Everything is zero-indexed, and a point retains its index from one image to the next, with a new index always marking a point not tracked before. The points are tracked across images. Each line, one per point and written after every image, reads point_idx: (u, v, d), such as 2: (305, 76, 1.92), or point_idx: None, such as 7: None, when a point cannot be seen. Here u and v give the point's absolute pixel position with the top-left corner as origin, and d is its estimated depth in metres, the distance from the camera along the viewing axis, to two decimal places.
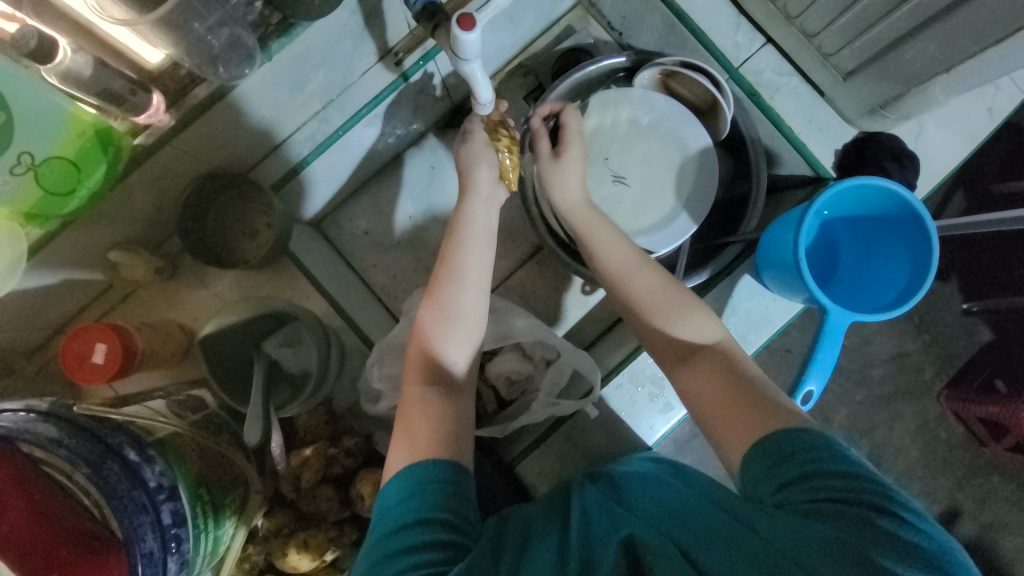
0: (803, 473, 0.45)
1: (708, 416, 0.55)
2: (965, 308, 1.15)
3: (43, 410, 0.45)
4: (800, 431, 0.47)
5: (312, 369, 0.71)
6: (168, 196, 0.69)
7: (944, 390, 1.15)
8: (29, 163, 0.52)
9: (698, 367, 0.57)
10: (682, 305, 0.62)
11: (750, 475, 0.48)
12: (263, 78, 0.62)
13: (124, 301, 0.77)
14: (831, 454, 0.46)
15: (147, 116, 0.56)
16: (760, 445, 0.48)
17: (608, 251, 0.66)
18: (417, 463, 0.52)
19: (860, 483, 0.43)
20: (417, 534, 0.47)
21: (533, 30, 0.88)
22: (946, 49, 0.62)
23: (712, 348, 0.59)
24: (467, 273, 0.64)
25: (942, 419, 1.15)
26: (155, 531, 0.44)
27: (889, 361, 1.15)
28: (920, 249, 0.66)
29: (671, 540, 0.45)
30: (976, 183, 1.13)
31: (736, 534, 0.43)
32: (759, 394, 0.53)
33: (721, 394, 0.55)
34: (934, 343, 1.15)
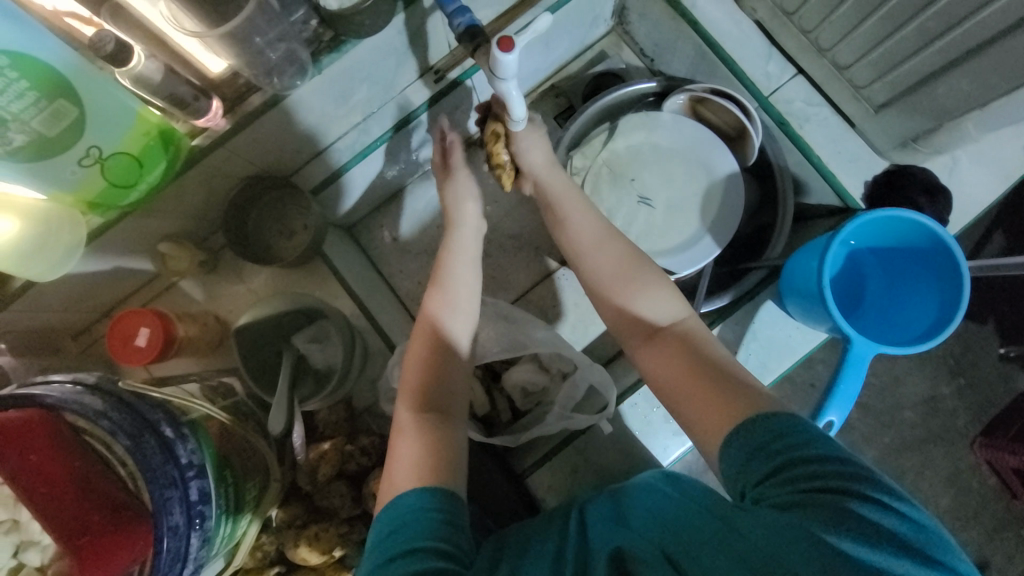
0: (780, 463, 0.44)
1: (683, 406, 0.55)
2: (1004, 352, 1.11)
3: (89, 383, 0.48)
4: (773, 416, 0.48)
5: (336, 366, 0.74)
6: (217, 194, 0.74)
7: (978, 438, 1.09)
8: (97, 157, 0.56)
9: (664, 351, 0.59)
10: (644, 279, 0.63)
11: (731, 468, 0.48)
12: (312, 91, 0.66)
13: (167, 291, 0.81)
14: (806, 441, 0.45)
15: (206, 119, 0.61)
16: (735, 433, 0.49)
17: (578, 219, 0.68)
18: (408, 494, 0.52)
19: (835, 468, 0.43)
20: (411, 562, 0.46)
21: (568, 53, 0.91)
22: (980, 85, 0.62)
23: (673, 327, 0.60)
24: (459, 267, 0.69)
25: (976, 468, 1.10)
26: (182, 506, 0.46)
27: (921, 404, 1.10)
28: (949, 284, 0.65)
29: (657, 547, 0.44)
30: (1016, 224, 1.10)
31: (722, 536, 0.42)
32: (726, 375, 0.54)
33: (690, 379, 0.55)
34: (968, 387, 1.11)
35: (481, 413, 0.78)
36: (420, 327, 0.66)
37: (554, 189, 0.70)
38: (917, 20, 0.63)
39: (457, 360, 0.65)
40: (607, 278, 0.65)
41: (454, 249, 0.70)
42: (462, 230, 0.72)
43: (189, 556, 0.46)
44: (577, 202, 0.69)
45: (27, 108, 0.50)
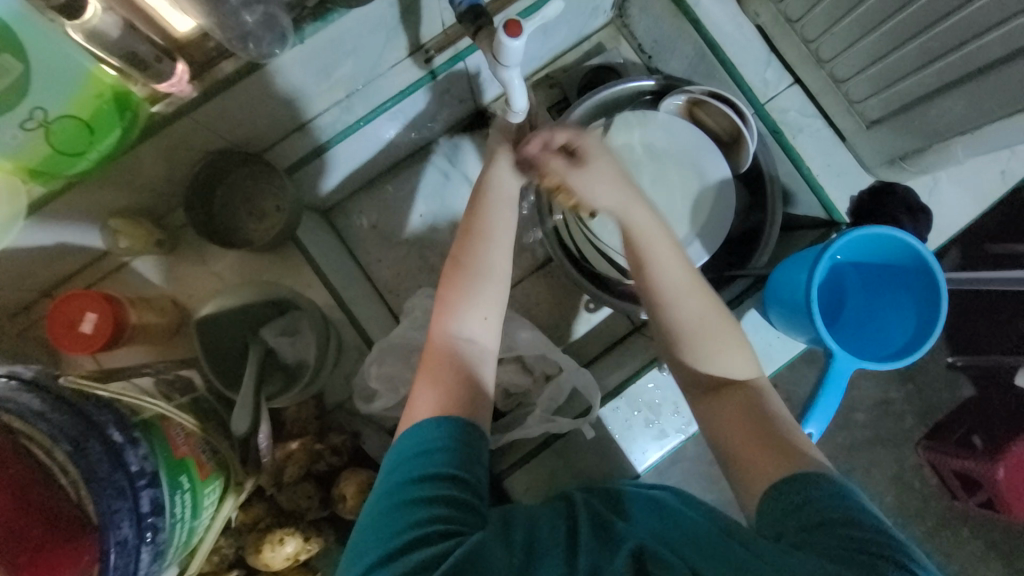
0: (823, 519, 0.44)
1: (735, 457, 0.53)
2: (950, 361, 1.17)
3: (27, 378, 0.42)
4: (826, 476, 0.47)
5: (308, 361, 0.69)
6: (179, 167, 0.67)
7: (922, 440, 1.16)
8: (42, 120, 0.51)
9: (729, 402, 0.56)
10: (724, 337, 0.59)
11: (771, 517, 0.47)
12: (293, 60, 0.60)
13: (118, 271, 0.73)
14: (852, 504, 0.45)
15: (169, 84, 0.54)
16: (790, 483, 0.47)
17: (663, 266, 0.60)
18: (438, 421, 0.51)
19: (880, 536, 0.42)
20: (429, 489, 0.47)
21: (565, 43, 0.88)
22: (974, 109, 0.63)
23: (747, 385, 0.58)
24: (494, 260, 0.61)
25: (919, 469, 1.16)
26: (132, 519, 0.41)
27: (874, 407, 1.16)
28: (928, 302, 0.66)
29: (686, 563, 0.44)
30: (975, 242, 1.15)
31: (752, 565, 0.42)
32: (789, 436, 0.53)
33: (751, 433, 0.53)
34: (918, 393, 1.17)
35: None
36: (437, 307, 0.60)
37: (637, 223, 0.61)
38: (920, 39, 0.63)
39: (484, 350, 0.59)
40: (670, 288, 0.59)
41: (485, 242, 0.61)
42: (496, 218, 0.63)
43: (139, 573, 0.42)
44: (664, 240, 0.61)
45: None
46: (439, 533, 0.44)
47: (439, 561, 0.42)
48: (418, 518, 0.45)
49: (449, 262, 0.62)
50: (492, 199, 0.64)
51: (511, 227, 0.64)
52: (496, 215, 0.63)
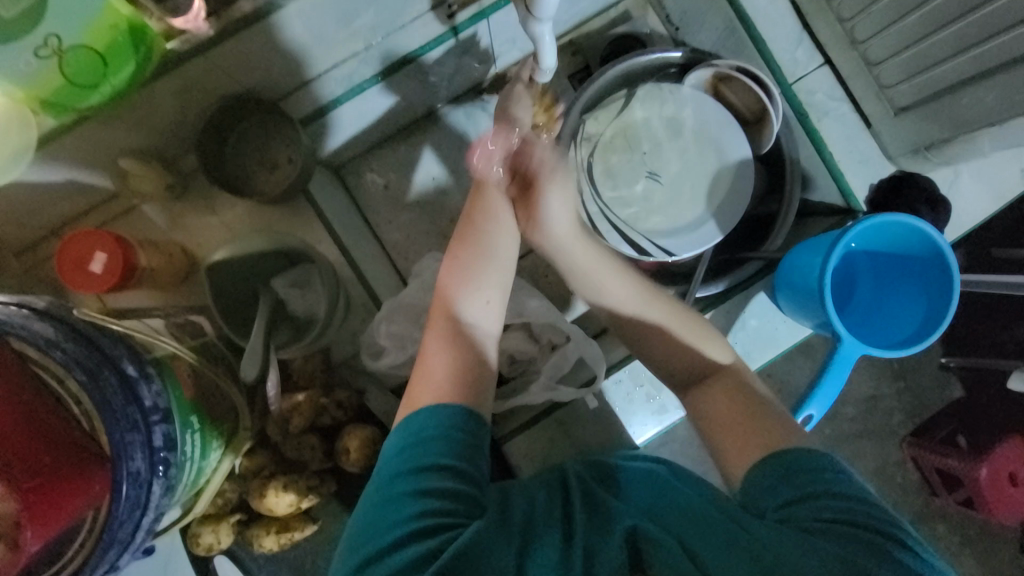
0: (809, 492, 0.48)
1: (716, 437, 0.58)
2: (943, 361, 1.18)
3: (39, 308, 0.41)
4: (807, 451, 0.50)
5: (318, 315, 0.69)
6: (193, 109, 0.65)
7: (908, 436, 1.17)
8: (56, 48, 0.50)
9: (719, 388, 0.61)
10: (697, 330, 0.65)
11: (757, 486, 0.50)
12: (311, 5, 0.58)
13: (128, 214, 0.73)
14: (833, 476, 0.48)
15: (184, 19, 0.53)
16: (770, 461, 0.51)
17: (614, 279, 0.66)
18: (445, 405, 0.53)
19: (860, 503, 0.47)
20: (429, 481, 0.48)
21: (592, 8, 0.85)
22: (1005, 100, 0.62)
23: (728, 370, 0.63)
24: (501, 219, 0.66)
25: (902, 464, 1.18)
26: (145, 452, 0.41)
27: (862, 403, 1.18)
28: (939, 294, 0.67)
29: (675, 537, 0.46)
30: None
31: (737, 537, 0.45)
32: (764, 411, 0.57)
33: (731, 415, 0.59)
34: (907, 390, 1.18)
35: None
36: (451, 259, 0.64)
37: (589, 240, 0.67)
38: (957, 25, 0.61)
39: (487, 323, 0.62)
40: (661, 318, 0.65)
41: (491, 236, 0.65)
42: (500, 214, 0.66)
43: (151, 505, 0.42)
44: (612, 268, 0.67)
45: None
46: (441, 523, 0.46)
47: (444, 550, 0.44)
48: (420, 510, 0.46)
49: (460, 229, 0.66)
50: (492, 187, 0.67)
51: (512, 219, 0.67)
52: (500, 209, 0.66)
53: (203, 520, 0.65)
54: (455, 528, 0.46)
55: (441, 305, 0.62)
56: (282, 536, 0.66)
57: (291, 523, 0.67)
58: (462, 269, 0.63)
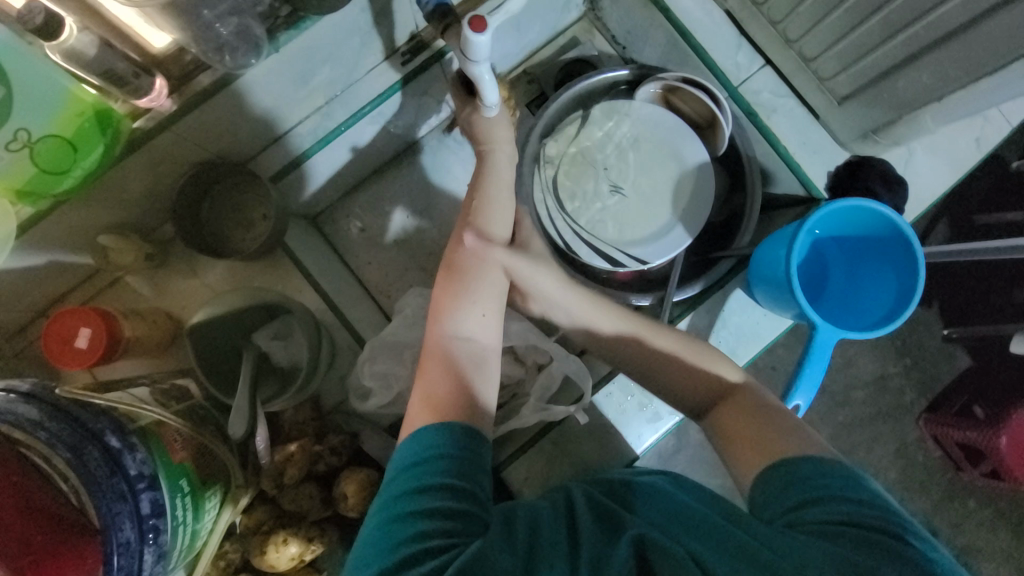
0: (815, 495, 0.47)
1: (731, 444, 0.57)
2: (947, 334, 1.20)
3: (24, 392, 0.44)
4: (817, 456, 0.50)
5: (302, 363, 0.70)
6: (165, 180, 0.68)
7: (923, 413, 1.20)
8: (26, 140, 0.52)
9: (734, 406, 0.59)
10: (709, 357, 0.63)
11: (765, 496, 0.50)
12: (267, 70, 0.62)
13: (113, 287, 0.75)
14: (840, 479, 0.48)
15: (149, 99, 0.56)
16: (770, 471, 0.51)
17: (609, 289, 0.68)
18: (440, 425, 0.52)
19: (872, 504, 0.45)
20: (427, 500, 0.46)
21: (539, 38, 0.89)
22: (939, 77, 0.64)
23: (743, 389, 0.61)
24: (495, 227, 0.67)
25: (922, 442, 1.20)
26: (133, 521, 0.43)
27: (871, 383, 1.21)
28: (906, 270, 0.68)
29: (686, 549, 0.45)
30: (963, 214, 1.21)
31: (744, 544, 0.44)
32: (778, 419, 0.56)
33: (745, 430, 0.56)
34: (915, 366, 1.21)
35: None
36: (446, 273, 0.64)
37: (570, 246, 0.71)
38: (881, 13, 0.64)
39: (482, 337, 0.61)
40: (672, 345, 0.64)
41: (485, 242, 0.65)
42: (495, 216, 0.67)
43: (143, 574, 0.43)
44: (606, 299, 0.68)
45: None
46: (439, 544, 0.44)
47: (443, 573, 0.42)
48: (417, 531, 0.45)
49: (456, 240, 0.66)
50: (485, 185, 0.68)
51: (506, 220, 0.68)
52: (493, 213, 0.67)
53: None
54: (454, 547, 0.44)
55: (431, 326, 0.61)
56: None
57: None
58: (450, 288, 0.62)
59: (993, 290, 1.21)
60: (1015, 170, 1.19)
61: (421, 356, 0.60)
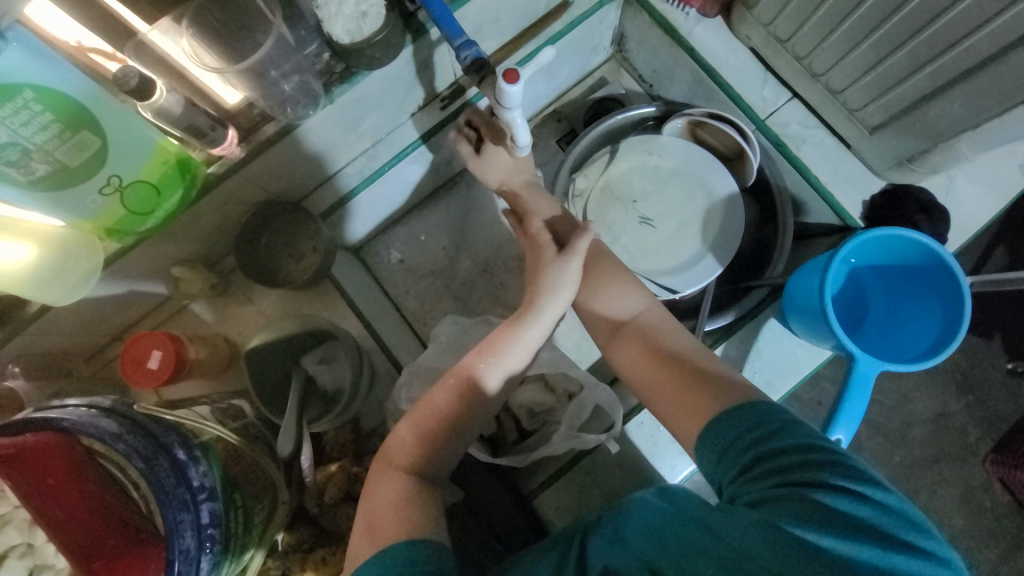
0: (750, 458, 0.48)
1: (652, 391, 0.61)
2: (1011, 367, 1.17)
3: (105, 406, 0.47)
4: (742, 409, 0.51)
5: (344, 386, 0.74)
6: (230, 218, 0.76)
7: (989, 455, 1.16)
8: (118, 185, 0.59)
9: (627, 343, 0.64)
10: (607, 278, 0.69)
11: (707, 463, 0.52)
12: (323, 120, 0.69)
13: (180, 313, 0.82)
14: (770, 432, 0.49)
15: (222, 148, 0.64)
16: (711, 432, 0.52)
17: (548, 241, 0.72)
18: (398, 545, 0.51)
19: (802, 455, 0.46)
20: None
21: (569, 80, 0.95)
22: (972, 107, 0.63)
23: (633, 321, 0.66)
24: (509, 364, 0.64)
25: (990, 486, 1.17)
26: (194, 529, 0.45)
27: (930, 422, 1.18)
28: (950, 302, 0.65)
29: (640, 558, 0.46)
30: (1020, 240, 1.17)
31: (704, 542, 0.44)
32: (683, 362, 0.60)
33: (652, 367, 0.61)
34: (977, 403, 1.18)
35: (487, 434, 0.78)
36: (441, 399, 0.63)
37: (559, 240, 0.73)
38: (907, 47, 0.64)
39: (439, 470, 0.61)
40: (573, 279, 0.70)
41: (494, 359, 0.64)
42: (516, 334, 0.65)
43: None
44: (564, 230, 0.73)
45: (51, 139, 0.52)
46: None
47: None
48: None
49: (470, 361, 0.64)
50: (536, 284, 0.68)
51: (527, 346, 0.66)
52: (515, 348, 0.65)
53: None
54: None
55: (402, 434, 0.62)
56: None
57: None
58: (446, 401, 0.62)
59: None
60: None
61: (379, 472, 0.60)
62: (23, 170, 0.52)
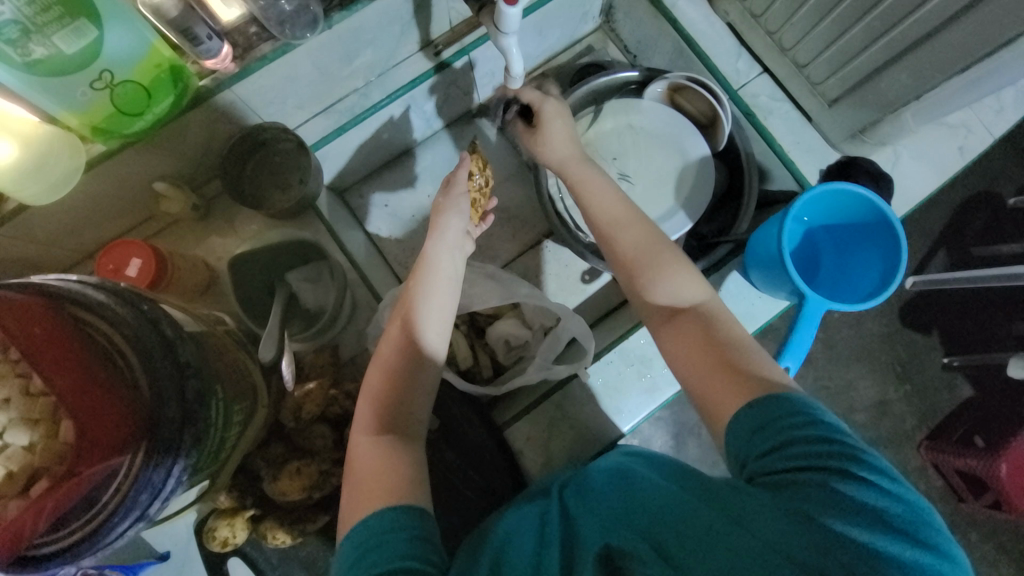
0: (783, 441, 0.50)
1: (688, 373, 0.62)
2: (946, 361, 1.29)
3: (93, 282, 0.49)
4: (780, 397, 0.53)
5: (327, 307, 0.77)
6: (217, 138, 0.76)
7: (924, 441, 1.28)
8: (109, 81, 0.59)
9: (680, 326, 0.65)
10: (669, 265, 0.69)
11: (736, 439, 0.54)
12: (318, 44, 0.69)
13: (160, 234, 0.83)
14: (806, 420, 0.50)
15: (215, 61, 0.63)
16: (748, 410, 0.54)
17: (600, 202, 0.75)
18: (365, 516, 0.51)
19: (835, 445, 0.48)
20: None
21: (559, 44, 1.00)
22: (917, 77, 0.71)
23: (695, 309, 0.66)
24: (429, 311, 0.66)
25: (923, 470, 1.28)
26: (177, 401, 0.47)
27: (872, 408, 1.28)
28: (890, 251, 0.73)
29: (649, 543, 0.48)
30: (962, 245, 1.29)
31: (718, 522, 0.46)
32: (734, 352, 0.60)
33: (701, 353, 0.62)
34: (915, 393, 1.29)
35: (463, 367, 0.82)
36: (371, 375, 0.64)
37: (579, 172, 0.77)
38: (864, 20, 0.71)
39: (412, 430, 0.62)
40: (634, 254, 0.71)
41: (426, 345, 0.65)
42: (426, 312, 0.65)
43: (181, 452, 0.47)
44: (598, 180, 0.76)
45: (51, 23, 0.52)
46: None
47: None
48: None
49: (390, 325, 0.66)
50: (436, 242, 0.70)
51: (448, 309, 0.68)
52: (427, 300, 0.66)
53: (220, 514, 0.70)
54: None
55: (365, 417, 0.62)
56: (295, 526, 0.69)
57: (304, 515, 0.70)
58: (374, 404, 0.62)
59: (990, 321, 1.30)
60: (1010, 207, 1.28)
61: (351, 457, 0.59)
62: (19, 50, 0.52)
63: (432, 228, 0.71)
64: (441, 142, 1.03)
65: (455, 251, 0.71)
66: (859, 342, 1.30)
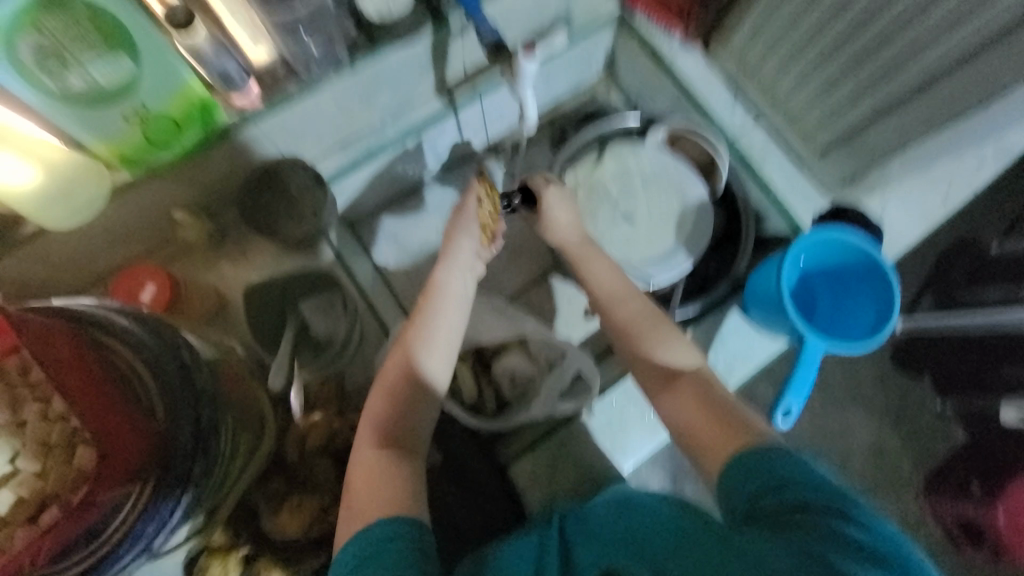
0: (776, 483, 0.50)
1: (681, 418, 0.63)
2: (938, 404, 1.31)
3: (117, 306, 0.50)
4: (770, 442, 0.54)
5: (337, 335, 0.79)
6: (238, 169, 0.77)
7: (920, 485, 1.28)
8: (142, 115, 0.62)
9: (681, 394, 0.64)
10: (666, 335, 0.70)
11: (729, 486, 0.54)
12: (341, 86, 0.73)
13: (167, 262, 0.81)
14: (798, 462, 0.51)
15: (244, 99, 0.67)
16: (741, 455, 0.54)
17: (602, 271, 0.76)
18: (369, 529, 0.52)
19: (827, 486, 0.49)
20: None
21: (564, 92, 1.05)
22: (902, 134, 0.76)
23: (693, 375, 0.66)
24: (437, 333, 0.66)
25: (921, 514, 1.28)
26: (192, 430, 0.47)
27: (867, 450, 1.29)
28: (882, 294, 0.76)
29: (645, 569, 0.50)
30: None
31: (716, 556, 0.47)
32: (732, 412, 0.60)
33: (691, 407, 0.62)
34: (909, 435, 1.31)
35: (468, 401, 0.82)
36: (375, 388, 0.65)
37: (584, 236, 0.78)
38: (853, 80, 0.76)
39: (414, 445, 0.63)
40: (633, 324, 0.71)
41: (431, 366, 0.65)
42: (434, 332, 0.66)
43: (191, 483, 0.47)
44: (597, 257, 0.77)
45: (92, 58, 0.55)
46: None
47: None
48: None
49: (397, 341, 0.67)
50: (446, 264, 0.70)
51: (456, 330, 0.68)
52: (435, 322, 0.66)
53: (212, 554, 0.66)
54: None
55: (365, 432, 0.62)
56: (292, 565, 0.67)
57: (301, 552, 0.68)
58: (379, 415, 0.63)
59: None
60: None
61: (354, 468, 0.60)
62: (56, 80, 0.55)
63: (445, 247, 0.71)
64: (451, 179, 1.06)
65: (466, 274, 0.71)
66: (853, 384, 1.32)
